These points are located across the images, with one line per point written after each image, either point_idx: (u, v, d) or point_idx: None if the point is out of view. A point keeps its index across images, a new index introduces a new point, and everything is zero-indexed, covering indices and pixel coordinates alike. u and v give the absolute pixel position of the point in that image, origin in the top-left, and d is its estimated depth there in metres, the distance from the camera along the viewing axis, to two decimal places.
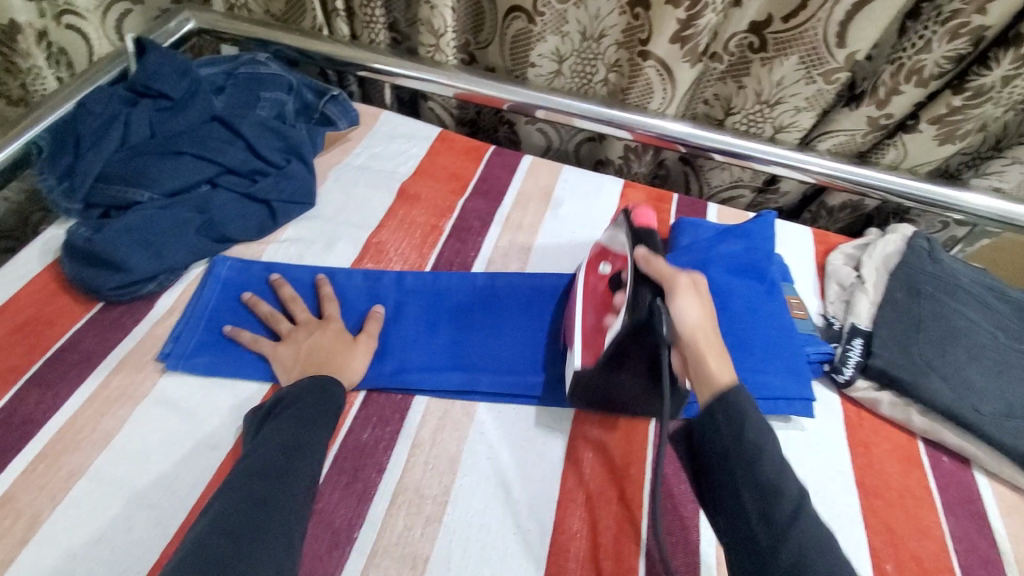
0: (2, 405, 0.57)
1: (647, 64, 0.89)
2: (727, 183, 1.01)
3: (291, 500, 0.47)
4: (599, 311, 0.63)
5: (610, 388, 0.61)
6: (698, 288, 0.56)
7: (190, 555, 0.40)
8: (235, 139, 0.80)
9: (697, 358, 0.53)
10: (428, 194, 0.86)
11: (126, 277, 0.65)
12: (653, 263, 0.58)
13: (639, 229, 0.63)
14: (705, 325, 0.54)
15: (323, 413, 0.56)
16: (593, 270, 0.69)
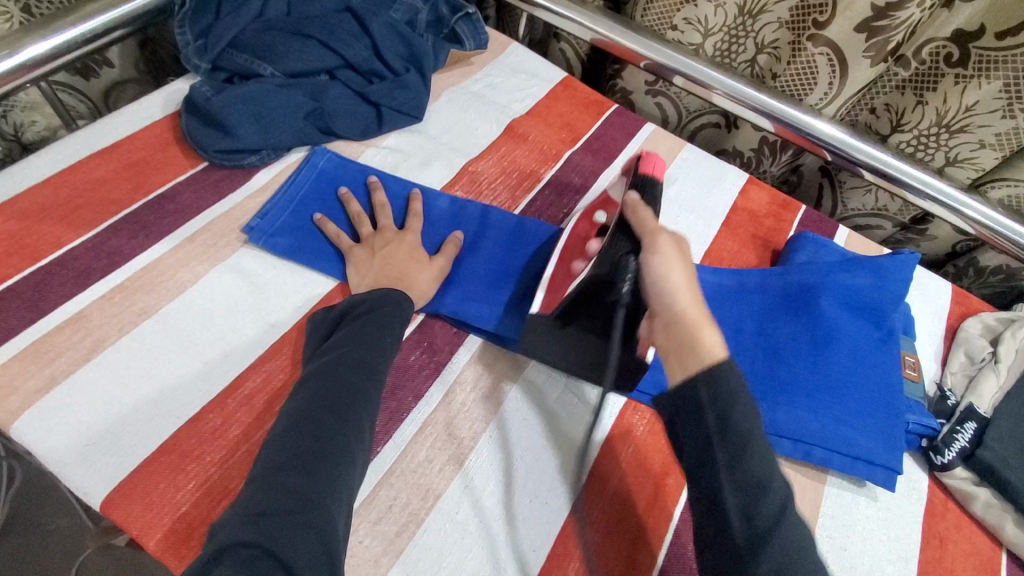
0: (98, 233, 0.60)
1: (816, 50, 0.78)
2: (867, 209, 0.89)
3: (369, 391, 0.49)
4: (574, 257, 0.61)
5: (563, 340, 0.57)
6: (680, 250, 0.51)
7: (288, 431, 0.45)
8: (363, 36, 0.78)
9: (688, 330, 0.47)
10: (536, 137, 0.82)
11: (233, 143, 0.67)
12: (639, 211, 0.54)
13: (642, 176, 0.61)
14: (684, 291, 0.49)
15: (396, 325, 0.55)
16: (586, 218, 0.66)
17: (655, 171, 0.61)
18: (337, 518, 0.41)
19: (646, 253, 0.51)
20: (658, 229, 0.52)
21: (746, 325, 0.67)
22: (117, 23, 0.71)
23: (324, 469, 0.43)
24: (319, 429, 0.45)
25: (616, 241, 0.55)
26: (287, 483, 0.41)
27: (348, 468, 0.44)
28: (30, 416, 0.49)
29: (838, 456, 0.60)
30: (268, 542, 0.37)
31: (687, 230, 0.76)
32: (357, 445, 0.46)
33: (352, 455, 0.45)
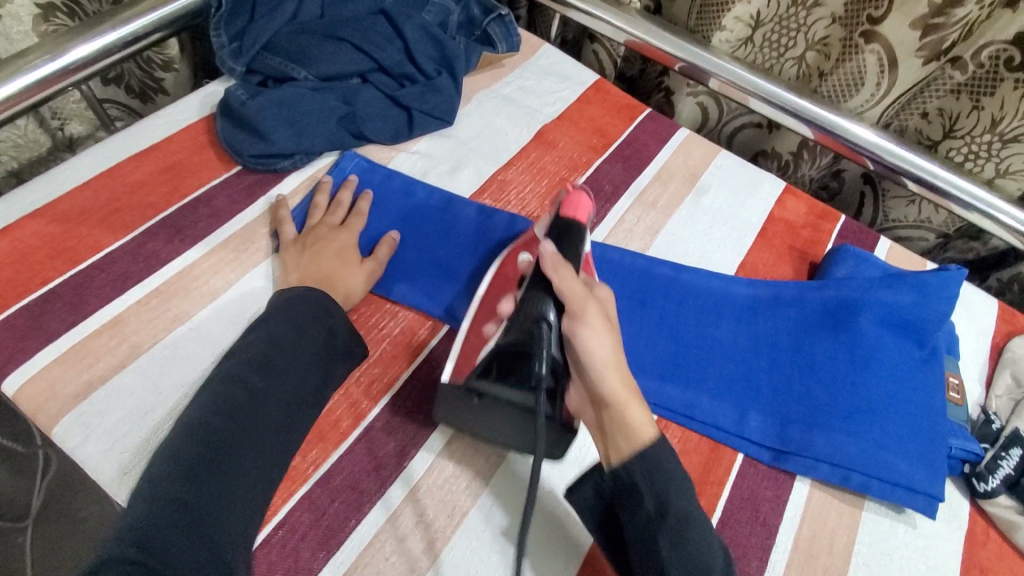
0: (135, 237, 0.61)
1: (867, 49, 0.74)
2: (908, 219, 0.86)
3: (270, 397, 0.50)
4: (485, 317, 0.56)
5: (479, 421, 0.52)
6: (608, 325, 0.49)
7: (184, 436, 0.45)
8: (395, 38, 0.78)
9: (621, 419, 0.47)
10: (567, 143, 0.80)
11: (267, 147, 0.67)
12: (559, 269, 0.50)
13: (564, 220, 0.58)
14: (611, 368, 0.48)
15: (316, 322, 0.54)
16: (513, 258, 0.61)
17: (581, 211, 0.60)
18: (224, 524, 0.43)
19: (573, 321, 0.48)
20: (584, 299, 0.49)
21: (783, 340, 0.65)
22: (157, 27, 0.72)
23: (214, 477, 0.44)
24: (214, 435, 0.46)
25: (533, 299, 0.49)
26: (174, 492, 0.42)
27: (244, 472, 0.46)
28: (70, 419, 0.50)
29: (877, 481, 0.58)
30: (143, 557, 0.39)
31: (721, 242, 0.74)
32: (258, 448, 0.47)
33: (249, 460, 0.46)
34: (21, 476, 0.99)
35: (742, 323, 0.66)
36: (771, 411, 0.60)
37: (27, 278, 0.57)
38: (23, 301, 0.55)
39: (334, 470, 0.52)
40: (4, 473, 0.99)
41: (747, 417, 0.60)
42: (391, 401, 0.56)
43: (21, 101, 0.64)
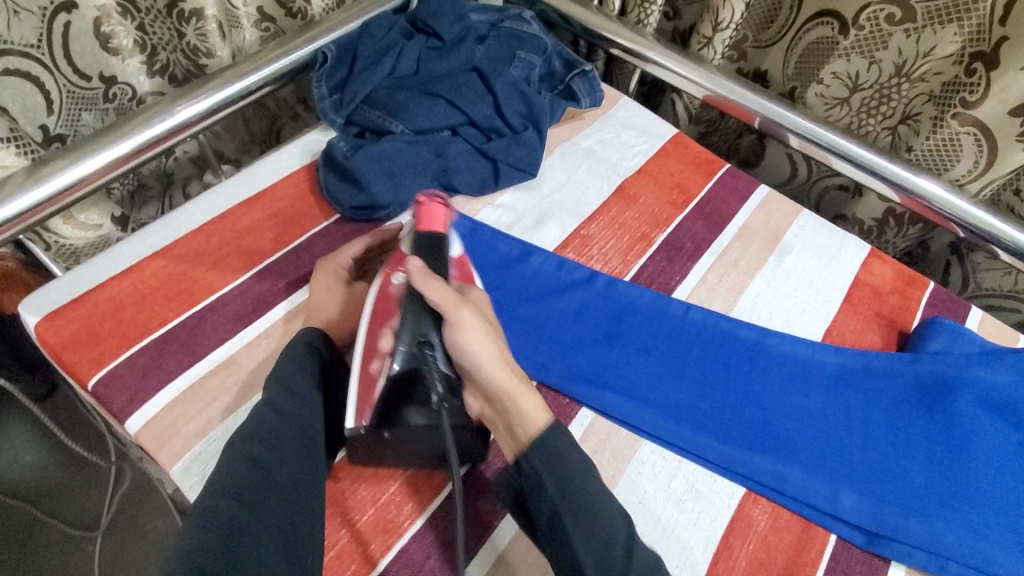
0: (244, 280, 0.65)
1: (963, 130, 0.73)
2: (1000, 290, 0.82)
3: (279, 470, 0.45)
4: (364, 352, 0.52)
5: (391, 448, 0.52)
6: (481, 316, 0.51)
7: (191, 526, 0.39)
8: (486, 94, 0.81)
9: (512, 400, 0.50)
10: (648, 199, 0.81)
11: (368, 199, 0.71)
12: (426, 282, 0.49)
13: (427, 237, 0.54)
14: (497, 365, 0.50)
15: (309, 389, 0.51)
16: (386, 277, 0.54)
17: (439, 221, 0.55)
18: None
19: (451, 329, 0.49)
20: (458, 301, 0.49)
21: (874, 415, 0.63)
22: (269, 82, 0.78)
23: (236, 563, 0.38)
24: (228, 522, 0.40)
25: (416, 319, 0.50)
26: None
27: (267, 555, 0.40)
28: (187, 459, 0.53)
29: (975, 573, 0.55)
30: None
31: (805, 309, 0.73)
32: (276, 529, 0.42)
33: (266, 547, 0.40)
34: (93, 488, 1.04)
35: (830, 393, 0.64)
36: (864, 491, 0.58)
37: (148, 318, 0.61)
38: (145, 340, 0.59)
39: (428, 525, 0.52)
40: (80, 482, 1.04)
41: (841, 494, 0.58)
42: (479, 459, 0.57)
43: (148, 151, 0.69)
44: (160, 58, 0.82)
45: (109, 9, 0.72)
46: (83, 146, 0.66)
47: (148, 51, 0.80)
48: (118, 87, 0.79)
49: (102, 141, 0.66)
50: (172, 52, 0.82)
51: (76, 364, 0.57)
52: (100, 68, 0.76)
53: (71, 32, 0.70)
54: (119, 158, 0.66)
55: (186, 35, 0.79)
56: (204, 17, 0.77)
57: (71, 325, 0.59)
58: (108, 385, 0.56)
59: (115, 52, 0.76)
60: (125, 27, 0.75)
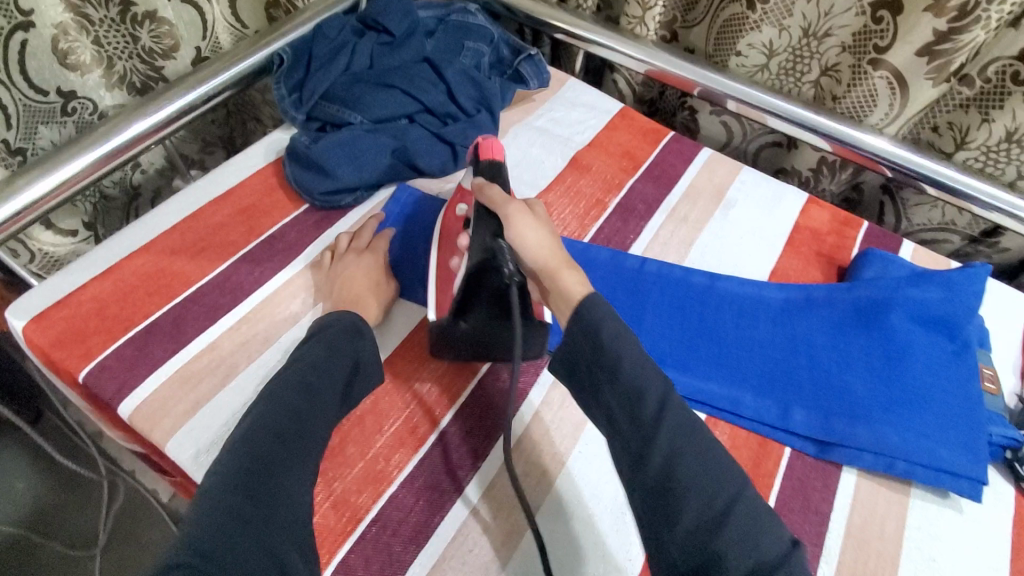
0: (221, 271, 0.68)
1: (876, 74, 0.79)
2: (933, 224, 0.88)
3: (314, 424, 0.49)
4: (448, 256, 0.62)
5: (474, 336, 0.59)
6: (536, 211, 0.57)
7: (232, 454, 0.43)
8: (438, 81, 0.86)
9: (551, 274, 0.53)
10: (600, 168, 0.87)
11: (333, 183, 0.75)
12: (487, 189, 0.58)
13: (488, 163, 0.64)
14: (544, 247, 0.54)
15: (347, 345, 0.56)
16: (451, 209, 0.67)
17: (495, 153, 0.65)
18: (287, 543, 0.41)
19: (506, 224, 0.55)
20: (503, 199, 0.57)
21: (818, 339, 0.68)
22: (227, 86, 0.81)
23: (271, 493, 0.42)
24: (262, 453, 0.44)
25: (484, 227, 0.57)
26: (227, 502, 0.40)
27: (287, 488, 0.44)
28: (180, 436, 0.56)
29: (920, 467, 0.60)
30: (203, 563, 0.36)
31: (752, 253, 0.79)
32: (305, 475, 0.46)
33: (289, 481, 0.44)
34: (87, 507, 1.04)
35: (778, 325, 0.70)
36: (814, 406, 0.63)
37: (130, 313, 0.64)
38: (129, 333, 0.62)
39: (415, 473, 0.56)
40: (73, 502, 1.04)
41: (791, 411, 0.63)
42: (459, 410, 0.60)
43: (118, 157, 0.72)
44: (116, 68, 0.84)
45: (66, 26, 0.74)
46: (54, 157, 0.69)
47: (105, 63, 0.82)
48: (77, 102, 0.81)
49: (72, 150, 0.69)
50: (127, 61, 0.84)
51: (64, 361, 0.60)
52: (57, 83, 0.77)
53: (29, 49, 0.72)
54: (88, 166, 0.69)
55: (141, 40, 0.82)
56: (158, 19, 0.81)
57: (57, 325, 0.62)
58: (98, 377, 0.59)
59: (74, 67, 0.78)
60: (83, 42, 0.78)
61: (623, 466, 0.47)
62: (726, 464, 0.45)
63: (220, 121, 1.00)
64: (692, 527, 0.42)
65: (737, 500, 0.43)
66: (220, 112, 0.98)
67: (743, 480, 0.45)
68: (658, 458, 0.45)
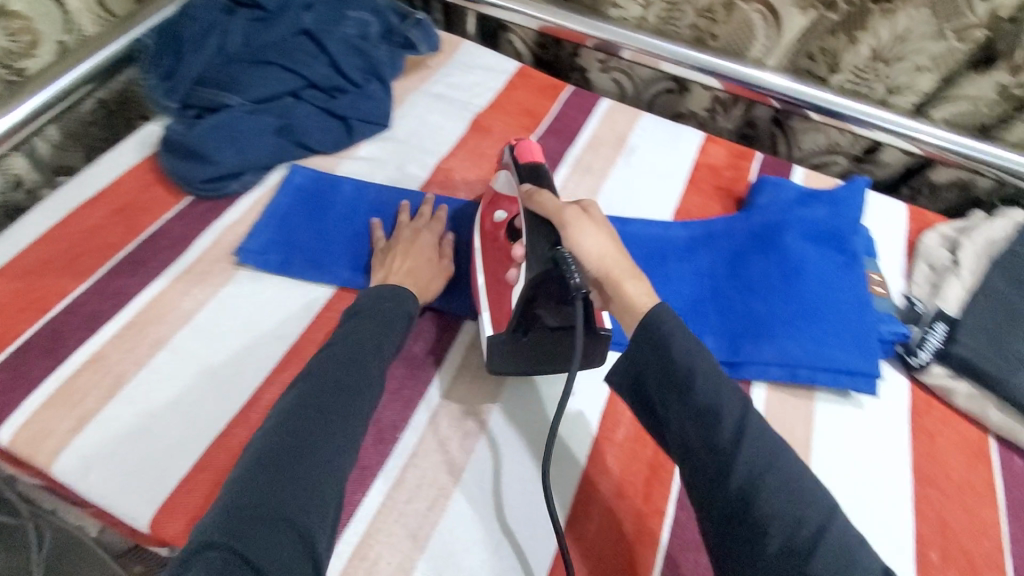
0: (100, 277, 0.63)
1: (749, 7, 0.82)
2: (822, 148, 0.93)
3: (365, 395, 0.50)
4: (499, 266, 0.60)
5: (531, 350, 0.56)
6: (591, 215, 0.53)
7: (275, 430, 0.46)
8: (320, 54, 0.82)
9: (615, 286, 0.50)
10: (500, 128, 0.85)
11: (215, 170, 0.71)
12: (540, 196, 0.53)
13: (526, 165, 0.58)
14: (610, 255, 0.51)
15: (394, 319, 0.56)
16: (488, 216, 0.64)
17: (534, 154, 0.59)
18: (308, 509, 0.42)
19: (563, 232, 0.51)
20: (560, 204, 0.52)
21: (720, 269, 0.71)
22: (84, 81, 0.75)
23: (304, 464, 0.44)
24: (300, 433, 0.46)
25: (539, 236, 0.52)
26: (259, 482, 0.42)
27: (321, 470, 0.44)
28: (72, 452, 0.52)
29: (821, 372, 0.63)
30: (230, 539, 0.38)
31: (656, 193, 0.81)
32: (337, 449, 0.46)
33: (325, 459, 0.45)
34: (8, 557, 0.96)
35: (683, 260, 0.72)
36: (721, 332, 0.66)
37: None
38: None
39: None
40: None
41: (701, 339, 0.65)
42: None
43: None
44: None
45: None
46: None
47: None
48: None
49: None
50: None
51: None
52: None
53: None
54: None
55: None
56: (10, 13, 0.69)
57: None
58: None
59: None
60: None
61: (693, 487, 0.45)
62: (809, 483, 0.43)
63: (102, 121, 0.83)
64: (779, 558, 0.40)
65: (824, 527, 0.41)
66: (98, 109, 0.81)
67: (831, 510, 0.42)
68: (737, 483, 0.43)
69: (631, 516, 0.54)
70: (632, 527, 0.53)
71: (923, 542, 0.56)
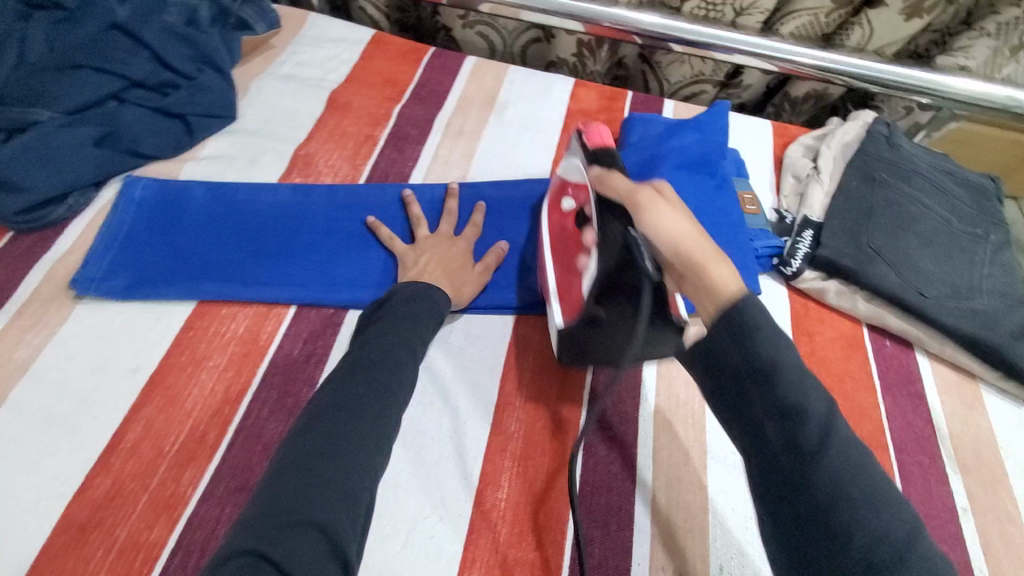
0: None
1: None
2: (688, 78, 0.94)
3: (395, 391, 0.47)
4: (569, 257, 0.57)
5: (601, 341, 0.53)
6: (666, 197, 0.48)
7: (305, 432, 0.43)
8: (139, 49, 0.72)
9: (696, 266, 0.43)
10: (360, 102, 0.80)
11: (29, 198, 0.61)
12: (612, 179, 0.50)
13: (596, 149, 0.55)
14: (689, 236, 0.45)
15: (421, 319, 0.54)
16: (556, 209, 0.62)
17: (603, 138, 0.57)
18: (337, 512, 0.38)
19: (637, 214, 0.47)
20: (635, 186, 0.48)
21: None
22: None
23: (340, 466, 0.41)
24: (336, 431, 0.43)
25: (612, 222, 0.50)
26: (293, 481, 0.39)
27: (353, 473, 0.41)
28: None
29: None
30: (267, 545, 0.35)
31: (530, 148, 0.79)
32: (370, 452, 0.43)
33: (356, 459, 0.42)
34: None
35: None
36: None
37: None
38: None
39: (215, 482, 0.49)
40: None
41: None
42: (252, 399, 0.54)
43: None
44: None
45: None
46: None
47: None
48: None
49: None
50: None
51: None
52: None
53: None
54: None
55: None
56: None
57: None
58: None
59: None
60: None
61: (750, 453, 0.40)
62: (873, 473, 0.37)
63: None
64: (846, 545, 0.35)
65: (909, 543, 0.35)
66: None
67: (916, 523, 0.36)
68: (821, 489, 0.36)
69: (542, 474, 0.54)
70: (544, 480, 0.53)
71: None
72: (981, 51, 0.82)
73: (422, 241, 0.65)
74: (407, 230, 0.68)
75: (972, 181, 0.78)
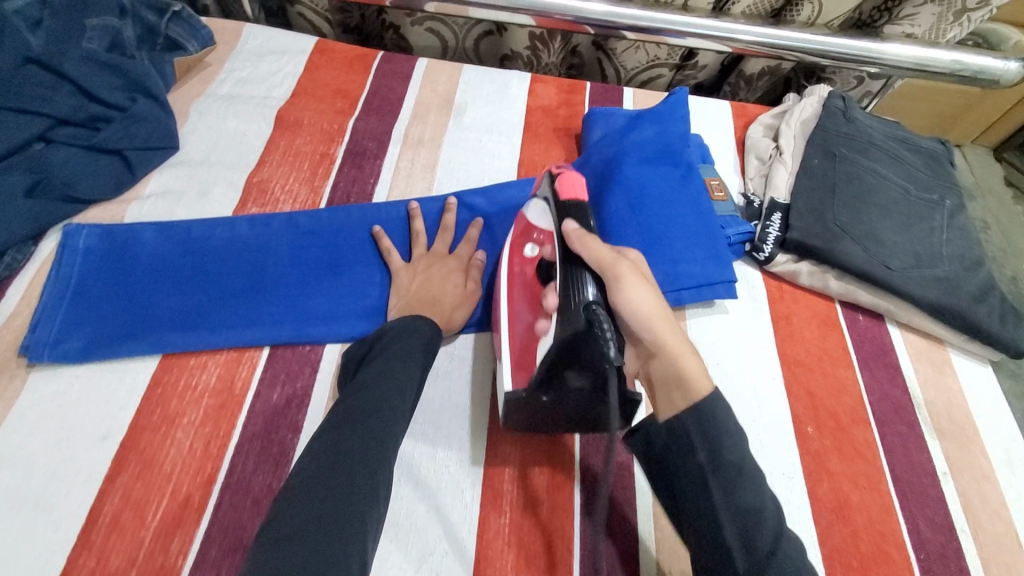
0: None
1: None
2: (645, 64, 0.94)
3: (391, 446, 0.44)
4: (532, 307, 0.53)
5: (552, 413, 0.50)
6: (644, 276, 0.48)
7: (298, 498, 0.40)
8: (59, 82, 0.66)
9: (672, 368, 0.46)
10: (311, 118, 0.76)
11: None
12: (586, 242, 0.48)
13: (566, 205, 0.52)
14: (660, 322, 0.47)
15: (410, 356, 0.51)
16: (518, 253, 0.58)
17: (578, 193, 0.53)
18: None
19: (612, 284, 0.47)
20: (612, 256, 0.47)
21: None
22: None
23: (336, 533, 0.37)
24: (331, 492, 0.40)
25: (575, 284, 0.47)
26: (292, 555, 0.36)
27: (353, 541, 0.38)
28: None
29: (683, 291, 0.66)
30: None
31: (493, 152, 0.77)
32: (366, 514, 0.40)
33: (353, 523, 0.39)
34: None
35: None
36: None
37: None
38: None
39: (206, 545, 0.47)
40: None
41: None
42: (237, 452, 0.52)
43: None
44: None
45: None
46: None
47: None
48: None
49: None
50: None
51: None
52: None
53: None
54: None
55: None
56: None
57: None
58: None
59: None
60: None
61: (644, 450, 0.47)
62: (787, 534, 0.41)
63: None
64: (738, 543, 0.40)
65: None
66: None
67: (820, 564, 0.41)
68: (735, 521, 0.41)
69: (542, 493, 0.54)
70: (545, 503, 0.53)
71: (799, 421, 0.61)
72: (926, 18, 0.84)
73: (414, 262, 0.64)
74: (402, 246, 0.67)
75: (924, 148, 0.80)
